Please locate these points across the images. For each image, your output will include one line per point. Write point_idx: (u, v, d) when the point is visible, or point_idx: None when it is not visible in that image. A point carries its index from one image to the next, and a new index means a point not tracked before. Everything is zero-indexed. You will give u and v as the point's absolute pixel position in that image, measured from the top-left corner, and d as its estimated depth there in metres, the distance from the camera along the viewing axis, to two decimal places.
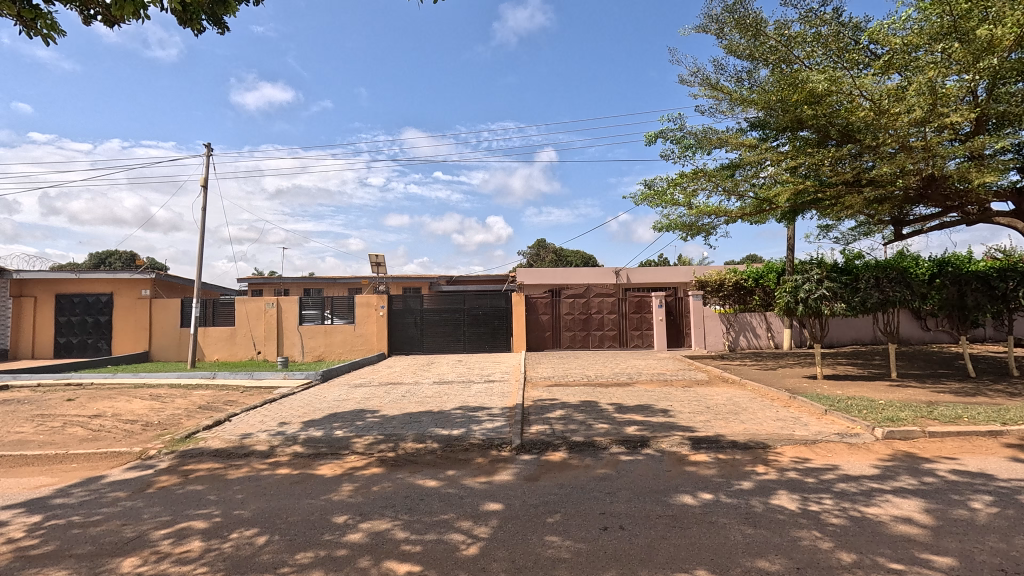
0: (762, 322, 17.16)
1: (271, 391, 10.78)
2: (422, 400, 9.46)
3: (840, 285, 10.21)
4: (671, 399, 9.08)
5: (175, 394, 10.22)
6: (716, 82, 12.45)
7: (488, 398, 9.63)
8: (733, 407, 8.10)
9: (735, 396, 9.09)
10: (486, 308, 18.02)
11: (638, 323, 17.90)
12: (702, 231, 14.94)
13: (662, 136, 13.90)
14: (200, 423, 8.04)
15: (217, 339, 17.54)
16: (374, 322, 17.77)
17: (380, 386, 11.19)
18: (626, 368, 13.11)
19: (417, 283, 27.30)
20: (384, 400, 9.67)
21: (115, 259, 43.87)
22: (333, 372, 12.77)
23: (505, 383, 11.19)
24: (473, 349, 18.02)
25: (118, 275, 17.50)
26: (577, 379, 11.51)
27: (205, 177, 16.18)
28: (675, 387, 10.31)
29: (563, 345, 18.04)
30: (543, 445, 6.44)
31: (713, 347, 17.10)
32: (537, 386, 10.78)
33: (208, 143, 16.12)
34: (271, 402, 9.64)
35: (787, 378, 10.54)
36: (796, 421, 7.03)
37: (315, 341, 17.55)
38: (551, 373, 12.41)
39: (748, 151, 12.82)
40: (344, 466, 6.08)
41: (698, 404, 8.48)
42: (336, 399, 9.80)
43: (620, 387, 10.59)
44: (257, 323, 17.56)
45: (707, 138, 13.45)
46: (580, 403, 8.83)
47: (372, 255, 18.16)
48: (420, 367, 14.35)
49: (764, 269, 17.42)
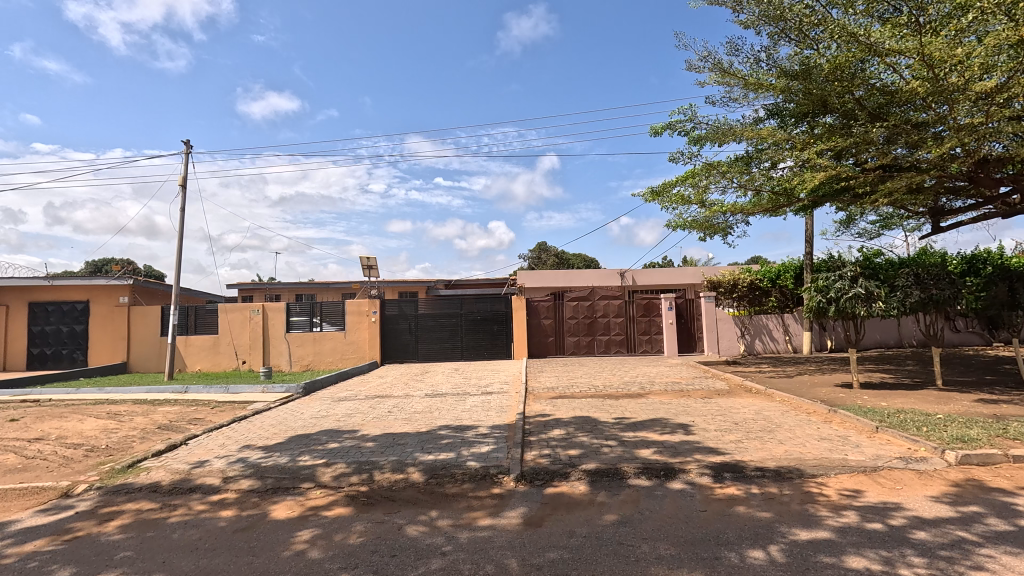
0: (779, 325, 16.20)
1: (244, 407, 9.73)
2: (410, 416, 8.40)
3: (878, 284, 8.94)
4: (692, 412, 8.02)
5: (136, 412, 9.18)
6: (728, 66, 11.27)
7: (485, 413, 8.58)
8: (765, 424, 7.03)
9: (764, 408, 8.01)
10: (484, 313, 16.96)
11: (646, 327, 16.81)
12: (715, 228, 13.89)
13: (671, 126, 12.92)
14: (152, 448, 7.00)
15: (200, 348, 16.55)
16: (366, 329, 16.77)
17: (365, 400, 10.12)
18: (636, 377, 12.01)
19: (414, 288, 26.27)
20: (367, 417, 8.61)
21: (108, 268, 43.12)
22: (318, 384, 11.71)
23: (505, 395, 10.12)
24: (472, 357, 16.92)
25: (94, 282, 16.51)
26: (584, 390, 10.41)
27: (184, 177, 15.16)
28: (694, 398, 9.22)
29: (567, 351, 16.97)
30: (548, 475, 5.39)
31: (727, 351, 16.16)
32: (540, 398, 9.71)
33: (187, 141, 15.22)
34: (242, 420, 8.60)
35: (818, 387, 9.46)
36: (846, 443, 5.98)
37: (303, 349, 16.52)
38: (554, 382, 11.35)
39: (765, 142, 11.66)
40: (307, 506, 5.03)
41: (724, 419, 7.41)
42: (313, 416, 8.74)
43: (631, 399, 9.51)
44: (241, 331, 16.55)
45: (719, 129, 12.31)
46: (589, 419, 7.76)
47: (363, 257, 17.13)
48: (413, 377, 13.30)
49: (780, 268, 16.60)
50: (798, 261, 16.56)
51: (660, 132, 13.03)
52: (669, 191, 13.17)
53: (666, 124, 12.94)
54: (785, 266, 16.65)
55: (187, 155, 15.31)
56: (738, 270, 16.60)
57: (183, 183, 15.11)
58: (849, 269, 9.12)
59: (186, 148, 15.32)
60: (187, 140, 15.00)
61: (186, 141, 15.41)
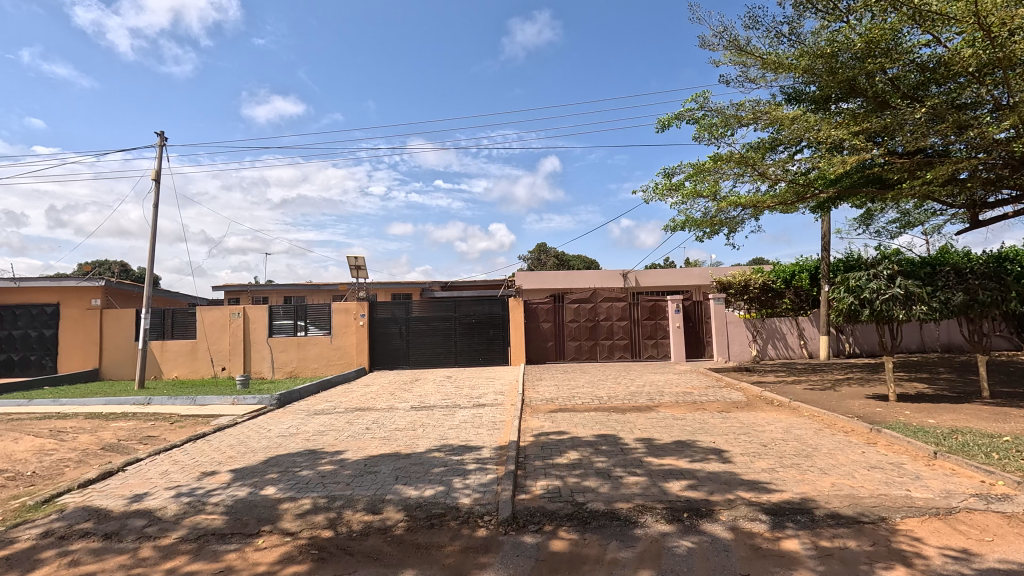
0: (793, 327, 15.20)
1: (208, 422, 8.71)
2: (389, 435, 7.38)
3: (918, 284, 7.92)
4: (711, 431, 6.99)
5: (84, 429, 8.16)
6: (745, 45, 10.90)
7: (477, 430, 7.56)
8: (798, 447, 6.02)
9: (794, 427, 6.99)
10: (480, 317, 15.95)
11: (652, 330, 15.81)
12: (725, 225, 12.91)
13: (679, 117, 11.94)
14: (83, 474, 5.98)
15: (176, 354, 15.56)
16: (353, 334, 15.73)
17: (343, 414, 9.08)
18: (643, 386, 10.98)
19: (408, 290, 25.30)
20: (341, 435, 7.58)
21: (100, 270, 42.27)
22: (295, 395, 10.70)
23: (499, 408, 9.09)
24: (466, 363, 15.92)
25: (63, 284, 15.48)
26: (587, 402, 9.37)
27: (157, 171, 14.15)
28: (711, 413, 8.19)
29: (568, 357, 15.96)
30: (545, 519, 4.37)
31: (738, 356, 15.13)
32: (538, 412, 8.71)
33: (162, 131, 14.24)
34: (199, 439, 7.57)
35: (850, 399, 8.44)
36: (905, 475, 4.96)
37: (287, 355, 15.54)
38: (553, 393, 10.34)
39: (786, 127, 10.74)
40: (243, 560, 4.00)
41: (751, 442, 6.39)
42: (281, 433, 7.72)
43: (640, 413, 8.50)
44: (221, 335, 15.55)
45: (730, 117, 11.29)
46: (594, 440, 6.74)
47: (351, 257, 16.14)
48: (401, 386, 12.27)
49: (794, 267, 15.68)
50: (815, 260, 15.59)
51: (667, 124, 12.02)
52: (677, 186, 12.21)
53: (674, 116, 11.94)
54: (801, 266, 15.69)
55: (161, 147, 14.30)
56: (749, 271, 15.62)
57: (157, 176, 14.14)
58: (885, 267, 8.13)
59: (161, 139, 14.34)
60: (161, 131, 14.01)
61: (161, 132, 14.45)
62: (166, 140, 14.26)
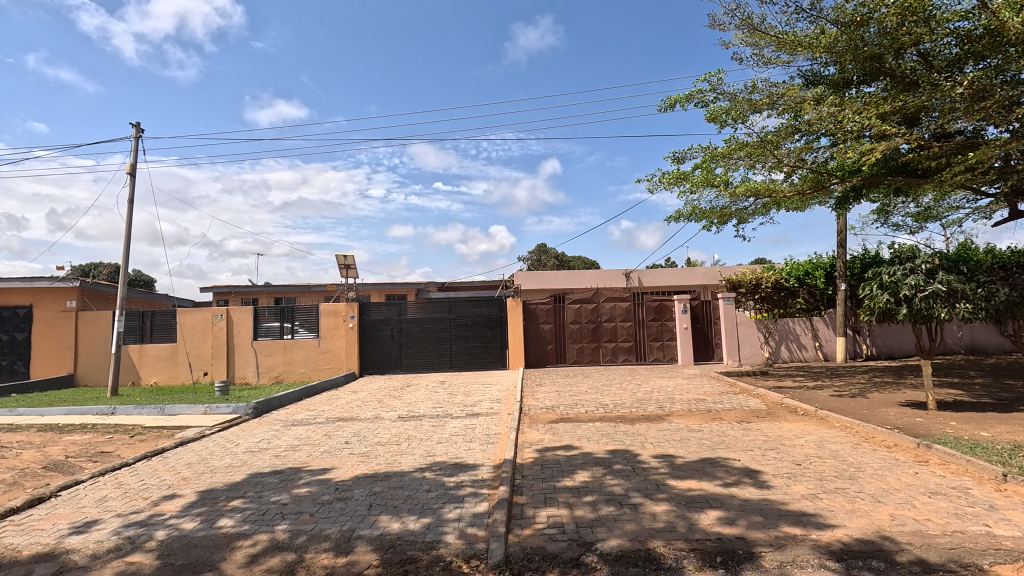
0: (806, 328, 14.39)
1: (173, 435, 7.87)
2: (370, 451, 6.55)
3: (962, 279, 7.09)
4: (734, 447, 6.14)
5: (32, 444, 7.31)
6: (759, 24, 10.12)
7: (468, 444, 6.72)
8: (839, 468, 5.17)
9: (828, 442, 6.15)
10: (476, 318, 15.12)
11: (658, 332, 14.98)
12: (736, 218, 12.15)
13: (687, 100, 11.21)
14: (9, 500, 5.11)
15: (156, 358, 14.72)
16: (342, 337, 14.89)
17: (323, 425, 8.24)
18: (651, 392, 10.14)
19: (402, 291, 24.49)
20: (315, 450, 6.74)
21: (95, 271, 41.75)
22: (274, 403, 9.86)
23: (495, 419, 8.25)
24: (462, 367, 15.11)
25: (36, 284, 14.63)
26: (592, 412, 8.52)
27: (132, 164, 13.31)
28: (730, 424, 7.34)
29: (569, 360, 15.12)
30: (550, 565, 3.53)
31: (749, 359, 14.32)
32: (537, 422, 7.89)
33: (138, 122, 13.41)
34: (156, 455, 6.72)
35: (883, 408, 7.62)
36: (979, 506, 4.13)
37: (272, 359, 14.73)
38: (554, 400, 9.51)
39: (804, 111, 9.96)
40: None
41: (782, 461, 5.54)
42: (249, 448, 6.88)
43: (651, 423, 7.67)
44: (202, 338, 14.72)
45: (741, 102, 10.54)
46: (601, 458, 5.89)
47: (340, 255, 15.29)
48: (391, 393, 11.43)
49: (808, 266, 14.90)
50: (829, 257, 14.82)
51: (674, 105, 11.26)
52: (685, 176, 11.46)
53: (682, 98, 11.22)
54: (815, 264, 14.90)
55: (138, 139, 13.48)
56: (759, 269, 14.80)
57: (132, 169, 13.29)
58: (923, 260, 7.28)
59: (137, 131, 13.52)
60: (136, 122, 13.17)
61: (136, 123, 13.63)
62: (142, 132, 13.43)
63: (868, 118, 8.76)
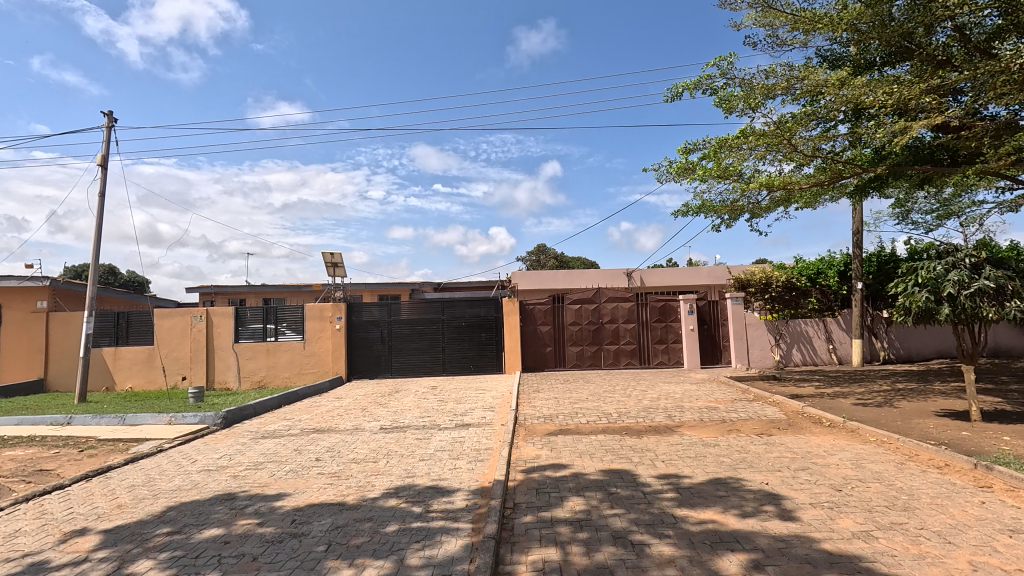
0: (819, 330, 13.61)
1: (127, 449, 7.06)
2: (341, 471, 5.75)
3: (1012, 274, 6.31)
4: (757, 467, 5.34)
5: None
6: (773, 2, 9.38)
7: (453, 462, 5.91)
8: (887, 496, 4.36)
9: (865, 461, 5.33)
10: (470, 320, 14.32)
11: (662, 334, 14.19)
12: (747, 212, 11.38)
13: (694, 87, 10.44)
14: None
15: (131, 362, 13.92)
16: (328, 339, 14.08)
17: (296, 437, 7.43)
18: (658, 399, 9.35)
19: (396, 292, 23.71)
20: (279, 468, 5.93)
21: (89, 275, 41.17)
22: (247, 412, 9.06)
23: (486, 431, 7.44)
24: (456, 371, 14.31)
25: (4, 284, 13.80)
26: (593, 422, 7.71)
27: (104, 155, 12.52)
28: (749, 438, 6.52)
29: (568, 364, 14.32)
30: None
31: (759, 363, 13.53)
32: (533, 435, 7.09)
33: (110, 111, 12.63)
34: (98, 474, 5.91)
35: (919, 419, 6.83)
36: None
37: (255, 362, 13.93)
38: (552, 409, 8.72)
39: (822, 95, 9.19)
40: None
41: (816, 486, 4.73)
42: (205, 466, 6.06)
43: (659, 436, 6.88)
44: (181, 341, 13.92)
45: (754, 88, 9.78)
46: (604, 480, 5.08)
47: (327, 253, 14.49)
48: (377, 399, 10.62)
49: (821, 264, 14.19)
50: (842, 255, 14.06)
51: (681, 93, 10.49)
52: (693, 167, 10.70)
53: (689, 85, 10.45)
54: (827, 262, 14.11)
55: (110, 130, 12.71)
56: (769, 268, 14.03)
57: (104, 161, 12.50)
58: (965, 255, 6.52)
59: (110, 121, 12.72)
60: (108, 110, 12.40)
61: (109, 112, 12.84)
62: (114, 122, 12.62)
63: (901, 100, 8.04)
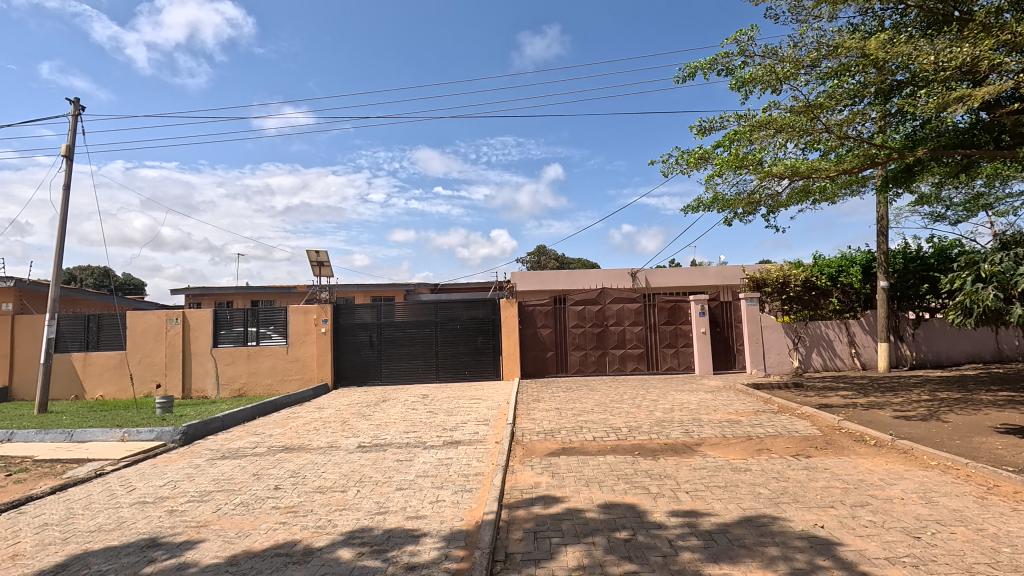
0: (840, 333, 12.64)
1: (62, 473, 6.10)
2: (300, 504, 4.78)
3: None
4: (804, 502, 4.37)
5: None
6: None
7: (436, 493, 4.94)
8: (983, 549, 3.40)
9: (935, 495, 4.37)
10: (466, 323, 13.36)
11: (671, 337, 13.25)
12: (764, 205, 10.44)
13: (708, 67, 9.51)
14: None
15: (102, 368, 12.98)
16: (313, 343, 13.13)
17: (259, 457, 6.46)
18: (672, 411, 8.39)
19: (391, 293, 22.78)
20: (228, 500, 4.98)
21: (87, 276, 40.62)
22: (212, 427, 8.11)
23: (478, 450, 6.47)
24: (450, 378, 13.35)
25: None
26: (600, 440, 6.74)
27: (69, 145, 11.60)
28: (785, 462, 5.55)
29: (571, 369, 13.36)
30: None
31: (776, 368, 12.55)
32: (532, 456, 6.12)
33: (76, 97, 11.71)
34: (13, 506, 4.96)
35: (982, 437, 5.85)
36: None
37: (235, 368, 12.99)
38: (554, 422, 7.75)
39: (854, 72, 8.25)
40: None
41: (886, 531, 3.76)
42: (141, 497, 5.10)
43: (677, 457, 5.90)
44: (156, 345, 13.00)
45: (777, 65, 8.85)
46: (618, 521, 4.11)
47: (312, 251, 13.54)
48: (361, 410, 9.67)
49: (841, 262, 13.15)
50: (864, 251, 13.07)
51: (695, 74, 9.55)
52: (707, 155, 9.76)
53: (703, 64, 9.53)
54: (848, 260, 13.16)
55: (76, 118, 11.79)
56: (786, 266, 13.09)
57: (68, 151, 11.57)
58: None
59: (76, 109, 11.80)
60: (73, 97, 11.50)
61: (75, 100, 11.91)
62: (80, 110, 11.71)
63: (965, 64, 6.85)
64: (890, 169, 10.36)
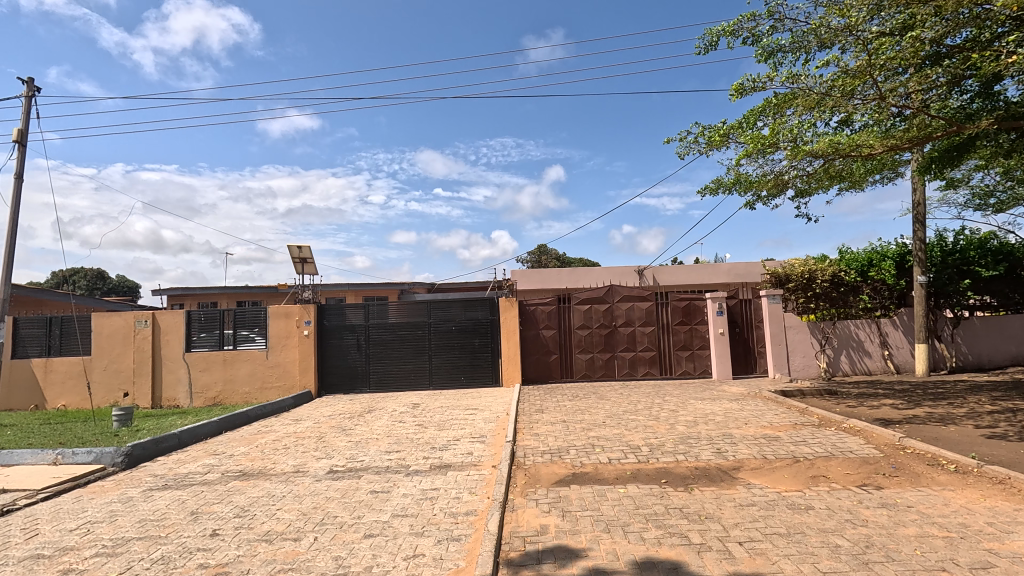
0: (872, 333, 11.53)
1: None
2: (235, 561, 3.66)
3: None
4: (904, 563, 3.25)
5: None
6: None
7: (413, 543, 3.83)
8: None
9: None
10: (462, 324, 12.26)
11: (686, 339, 12.15)
12: (792, 188, 9.29)
13: (732, 34, 8.40)
14: None
15: (64, 376, 11.90)
16: (295, 347, 12.02)
17: (207, 488, 5.35)
18: (697, 425, 7.27)
19: (384, 293, 21.70)
20: (148, 552, 3.87)
21: (80, 278, 39.64)
22: (166, 447, 7.02)
23: (471, 478, 5.35)
24: (444, 385, 12.24)
25: None
26: (617, 463, 5.62)
27: (22, 129, 10.49)
28: (854, 496, 4.43)
29: (576, 374, 12.26)
30: None
31: (802, 373, 11.43)
32: (536, 487, 5.01)
33: (30, 77, 10.61)
34: None
35: None
36: None
37: (210, 375, 11.89)
38: (561, 440, 6.64)
39: (904, 34, 7.15)
40: None
41: None
42: (38, 549, 3.99)
43: (716, 488, 4.78)
44: (123, 350, 11.90)
45: (813, 28, 7.77)
46: None
47: (294, 246, 12.44)
48: (342, 423, 8.54)
49: (870, 255, 12.08)
50: (896, 244, 11.98)
51: (716, 41, 8.43)
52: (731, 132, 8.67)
53: (726, 30, 8.42)
54: (879, 254, 12.07)
55: (31, 100, 10.69)
56: (810, 260, 12.02)
57: (21, 136, 10.46)
58: None
59: (30, 90, 10.69)
60: (26, 77, 10.42)
61: (30, 81, 10.79)
62: (35, 90, 10.62)
63: None
64: (932, 149, 9.26)
